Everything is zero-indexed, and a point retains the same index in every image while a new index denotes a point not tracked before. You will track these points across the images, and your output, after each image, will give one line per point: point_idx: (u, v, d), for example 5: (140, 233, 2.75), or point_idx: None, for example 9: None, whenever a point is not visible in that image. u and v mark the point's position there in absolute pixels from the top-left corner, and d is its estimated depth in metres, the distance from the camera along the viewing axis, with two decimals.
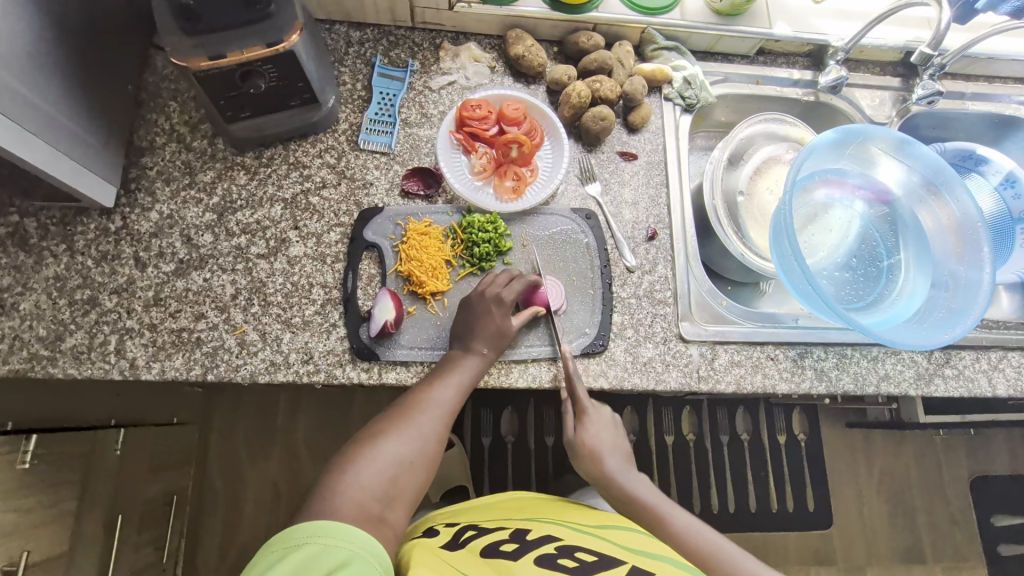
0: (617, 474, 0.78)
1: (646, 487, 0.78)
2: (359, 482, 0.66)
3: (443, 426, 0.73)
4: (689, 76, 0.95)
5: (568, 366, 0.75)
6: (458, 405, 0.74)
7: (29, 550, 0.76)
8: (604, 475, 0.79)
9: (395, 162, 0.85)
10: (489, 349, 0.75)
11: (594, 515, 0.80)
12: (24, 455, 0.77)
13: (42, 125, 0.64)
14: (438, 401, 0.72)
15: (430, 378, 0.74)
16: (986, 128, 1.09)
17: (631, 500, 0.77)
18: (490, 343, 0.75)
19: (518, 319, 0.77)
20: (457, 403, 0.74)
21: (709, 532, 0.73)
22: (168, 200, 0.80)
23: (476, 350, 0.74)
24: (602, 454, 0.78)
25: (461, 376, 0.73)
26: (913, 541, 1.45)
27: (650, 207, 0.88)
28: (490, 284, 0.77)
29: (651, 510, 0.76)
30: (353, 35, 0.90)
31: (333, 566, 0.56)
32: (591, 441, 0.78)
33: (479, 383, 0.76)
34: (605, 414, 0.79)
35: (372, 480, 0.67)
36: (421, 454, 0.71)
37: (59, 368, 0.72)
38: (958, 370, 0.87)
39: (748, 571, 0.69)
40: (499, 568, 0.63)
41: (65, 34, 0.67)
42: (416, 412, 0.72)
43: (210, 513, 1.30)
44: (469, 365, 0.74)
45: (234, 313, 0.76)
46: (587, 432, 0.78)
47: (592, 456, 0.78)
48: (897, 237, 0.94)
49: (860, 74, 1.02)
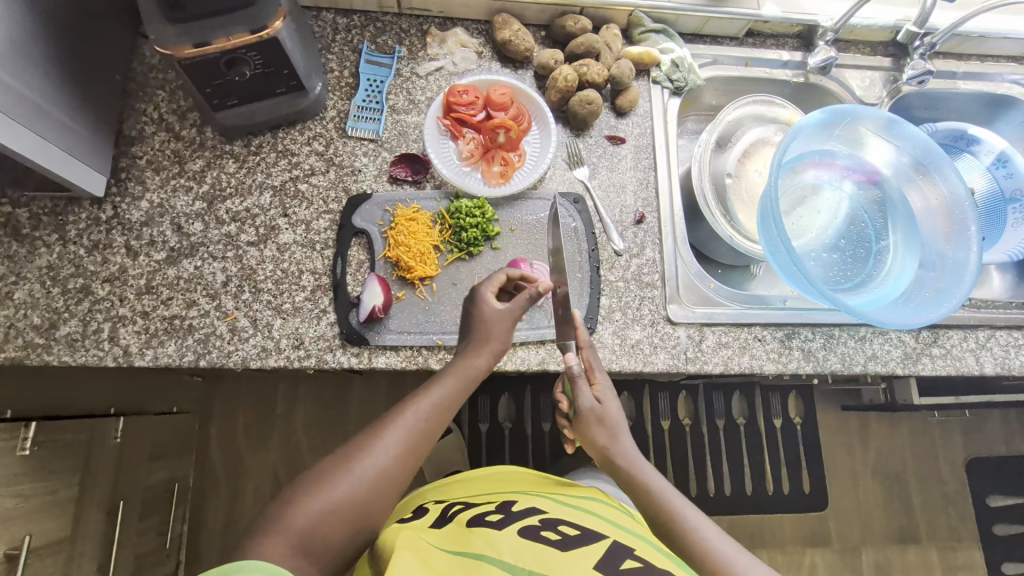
0: (632, 455, 0.76)
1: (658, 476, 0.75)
2: (336, 501, 0.62)
3: (418, 452, 0.69)
4: (677, 58, 0.94)
5: (580, 336, 0.75)
6: (432, 428, 0.71)
7: (31, 535, 0.78)
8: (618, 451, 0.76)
9: (382, 149, 0.85)
10: (472, 358, 0.72)
11: (575, 486, 0.82)
12: (24, 442, 0.78)
13: (29, 116, 0.64)
14: (409, 421, 0.69)
15: (408, 399, 0.71)
16: (980, 108, 1.09)
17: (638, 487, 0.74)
18: (474, 352, 0.72)
19: (511, 308, 0.73)
20: (427, 432, 0.70)
21: (726, 542, 0.68)
22: (157, 189, 0.80)
23: (461, 359, 0.72)
24: (620, 428, 0.76)
25: (438, 397, 0.71)
26: (908, 522, 1.46)
27: (639, 190, 0.88)
28: (486, 284, 0.75)
29: (663, 503, 0.72)
30: (340, 22, 0.90)
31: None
32: (613, 411, 0.77)
33: (458, 405, 0.73)
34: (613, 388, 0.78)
35: (344, 498, 0.63)
36: (395, 476, 0.67)
37: (54, 355, 0.73)
38: (946, 349, 0.87)
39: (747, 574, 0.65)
40: (484, 536, 0.63)
41: (51, 23, 0.67)
42: (391, 432, 0.68)
43: (212, 498, 1.32)
44: (449, 383, 0.72)
45: (225, 300, 0.77)
46: (607, 399, 0.77)
47: (610, 427, 0.76)
48: (886, 218, 0.95)
49: (850, 55, 1.02)
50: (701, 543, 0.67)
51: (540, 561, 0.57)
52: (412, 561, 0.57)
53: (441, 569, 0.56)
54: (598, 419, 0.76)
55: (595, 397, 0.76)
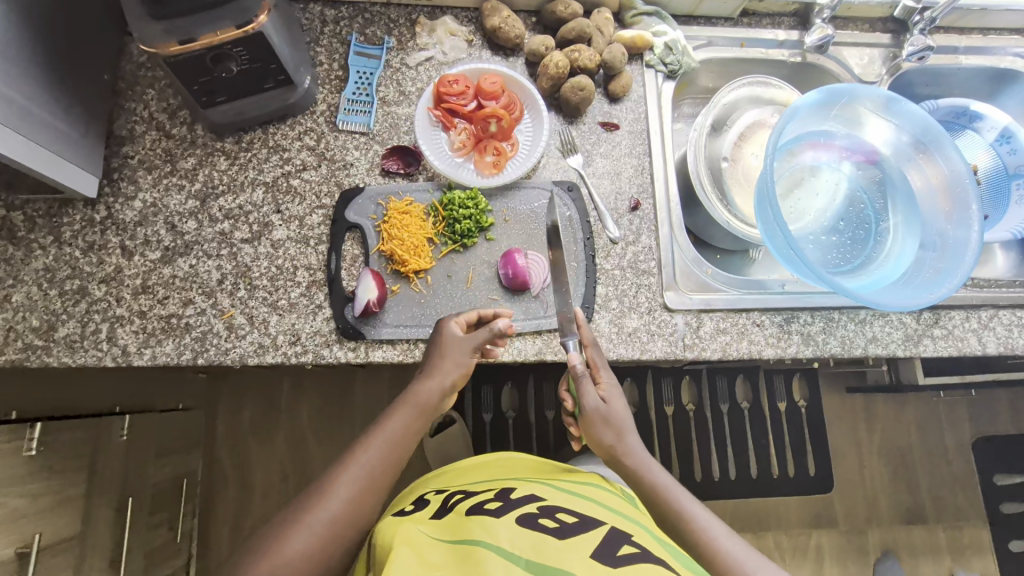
0: (638, 454, 0.75)
1: (664, 473, 0.75)
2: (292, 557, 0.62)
3: (376, 493, 0.69)
4: (670, 41, 0.93)
5: (584, 331, 0.74)
6: (387, 465, 0.70)
7: (41, 532, 0.79)
8: (624, 452, 0.75)
9: (374, 142, 0.84)
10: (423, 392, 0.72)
11: (577, 473, 0.81)
12: (30, 443, 0.79)
13: (15, 117, 0.64)
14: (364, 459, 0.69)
15: (360, 441, 0.71)
16: (982, 83, 1.06)
17: (648, 486, 0.74)
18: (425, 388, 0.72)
19: (470, 337, 0.72)
20: (385, 468, 0.70)
21: (735, 541, 0.70)
22: (150, 188, 0.80)
23: (413, 391, 0.72)
24: (628, 429, 0.75)
25: (389, 434, 0.70)
26: (914, 502, 1.46)
27: (634, 177, 0.87)
28: (453, 318, 0.74)
29: (671, 503, 0.73)
30: (328, 13, 0.88)
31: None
32: (621, 414, 0.75)
33: (415, 439, 0.73)
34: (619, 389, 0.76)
35: (302, 551, 0.63)
36: (351, 521, 0.66)
37: (54, 357, 0.74)
38: (948, 330, 0.87)
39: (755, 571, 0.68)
40: (482, 524, 0.63)
41: (35, 23, 0.66)
42: (344, 475, 0.68)
43: (220, 493, 1.34)
44: (402, 417, 0.71)
45: (221, 298, 0.77)
46: (614, 401, 0.75)
47: (619, 428, 0.74)
48: (886, 199, 0.93)
49: (848, 32, 1.00)
50: (710, 541, 0.70)
51: (537, 549, 0.57)
52: (410, 556, 0.57)
53: (438, 561, 0.56)
54: (606, 419, 0.74)
55: (600, 397, 0.74)
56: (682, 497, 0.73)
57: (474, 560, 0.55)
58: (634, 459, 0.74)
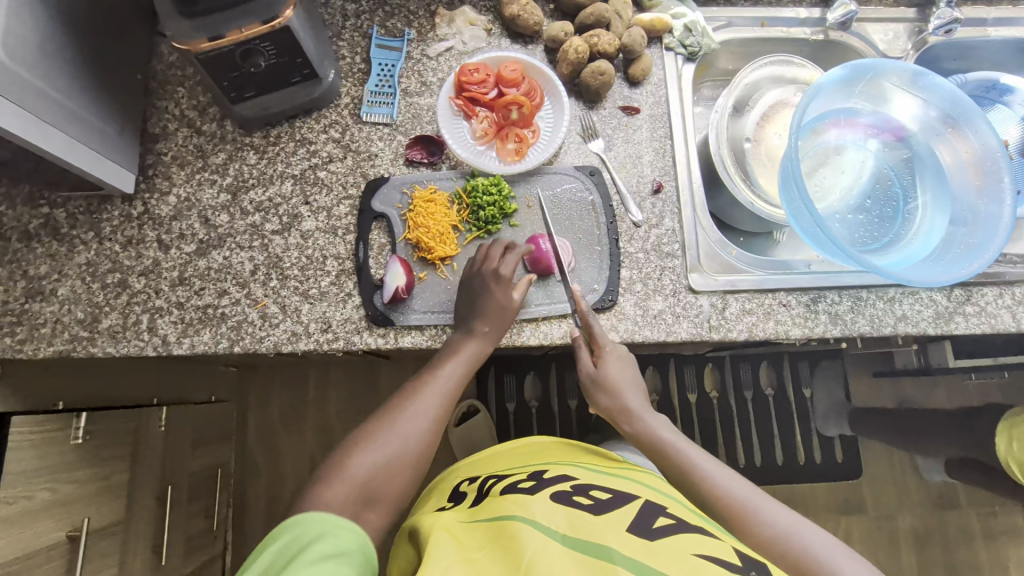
0: (639, 411, 0.77)
1: (669, 430, 0.76)
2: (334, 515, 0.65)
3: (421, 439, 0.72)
4: (689, 23, 0.93)
5: (580, 304, 0.76)
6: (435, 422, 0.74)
7: (89, 518, 0.83)
8: (626, 413, 0.77)
9: (397, 132, 0.86)
10: (490, 329, 0.76)
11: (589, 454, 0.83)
12: (78, 431, 0.82)
13: (57, 116, 0.67)
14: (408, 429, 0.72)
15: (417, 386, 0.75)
16: (1011, 56, 1.04)
17: (655, 444, 0.75)
18: (491, 323, 0.75)
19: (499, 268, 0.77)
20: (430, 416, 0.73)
21: (739, 485, 0.70)
22: (183, 183, 0.83)
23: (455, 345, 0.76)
24: (621, 391, 0.77)
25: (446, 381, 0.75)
26: (946, 487, 1.43)
27: (655, 160, 0.87)
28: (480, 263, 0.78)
29: (678, 459, 0.73)
30: (349, 8, 0.90)
31: (329, 555, 0.57)
32: (616, 377, 0.77)
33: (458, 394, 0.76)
34: (622, 351, 0.78)
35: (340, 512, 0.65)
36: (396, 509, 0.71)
37: (98, 347, 0.77)
38: (980, 307, 0.85)
39: (760, 510, 0.67)
40: (516, 501, 0.64)
41: (74, 27, 0.69)
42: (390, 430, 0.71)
43: (254, 481, 1.38)
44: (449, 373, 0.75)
45: (255, 288, 0.80)
46: (609, 367, 0.77)
47: (611, 391, 0.77)
48: (914, 175, 0.92)
49: (872, 8, 0.98)
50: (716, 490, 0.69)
51: (573, 523, 0.58)
52: (448, 539, 0.58)
53: (476, 539, 0.58)
54: (601, 387, 0.77)
55: (594, 363, 0.78)
56: (690, 453, 0.73)
57: (510, 534, 0.56)
58: (637, 418, 0.77)
